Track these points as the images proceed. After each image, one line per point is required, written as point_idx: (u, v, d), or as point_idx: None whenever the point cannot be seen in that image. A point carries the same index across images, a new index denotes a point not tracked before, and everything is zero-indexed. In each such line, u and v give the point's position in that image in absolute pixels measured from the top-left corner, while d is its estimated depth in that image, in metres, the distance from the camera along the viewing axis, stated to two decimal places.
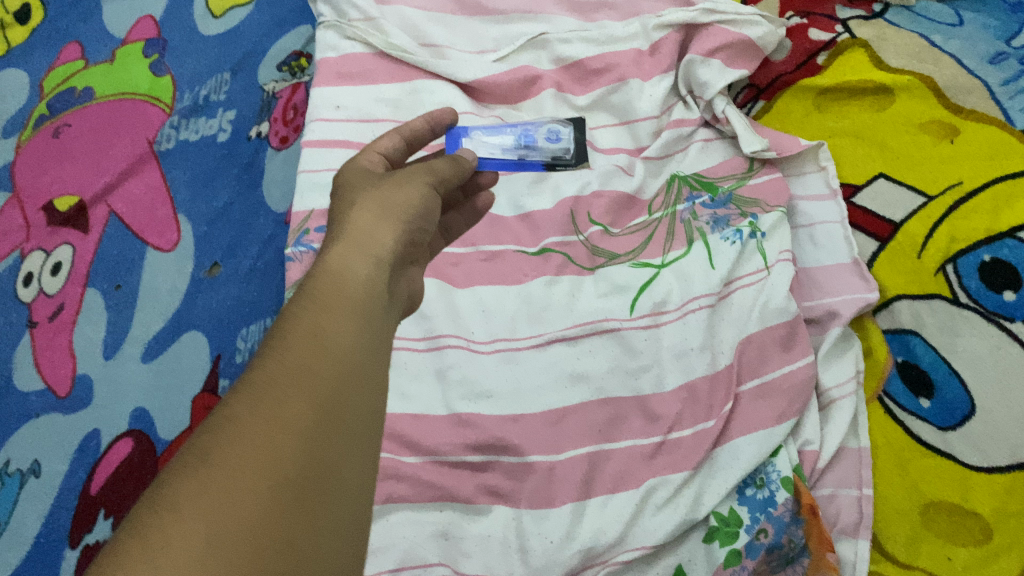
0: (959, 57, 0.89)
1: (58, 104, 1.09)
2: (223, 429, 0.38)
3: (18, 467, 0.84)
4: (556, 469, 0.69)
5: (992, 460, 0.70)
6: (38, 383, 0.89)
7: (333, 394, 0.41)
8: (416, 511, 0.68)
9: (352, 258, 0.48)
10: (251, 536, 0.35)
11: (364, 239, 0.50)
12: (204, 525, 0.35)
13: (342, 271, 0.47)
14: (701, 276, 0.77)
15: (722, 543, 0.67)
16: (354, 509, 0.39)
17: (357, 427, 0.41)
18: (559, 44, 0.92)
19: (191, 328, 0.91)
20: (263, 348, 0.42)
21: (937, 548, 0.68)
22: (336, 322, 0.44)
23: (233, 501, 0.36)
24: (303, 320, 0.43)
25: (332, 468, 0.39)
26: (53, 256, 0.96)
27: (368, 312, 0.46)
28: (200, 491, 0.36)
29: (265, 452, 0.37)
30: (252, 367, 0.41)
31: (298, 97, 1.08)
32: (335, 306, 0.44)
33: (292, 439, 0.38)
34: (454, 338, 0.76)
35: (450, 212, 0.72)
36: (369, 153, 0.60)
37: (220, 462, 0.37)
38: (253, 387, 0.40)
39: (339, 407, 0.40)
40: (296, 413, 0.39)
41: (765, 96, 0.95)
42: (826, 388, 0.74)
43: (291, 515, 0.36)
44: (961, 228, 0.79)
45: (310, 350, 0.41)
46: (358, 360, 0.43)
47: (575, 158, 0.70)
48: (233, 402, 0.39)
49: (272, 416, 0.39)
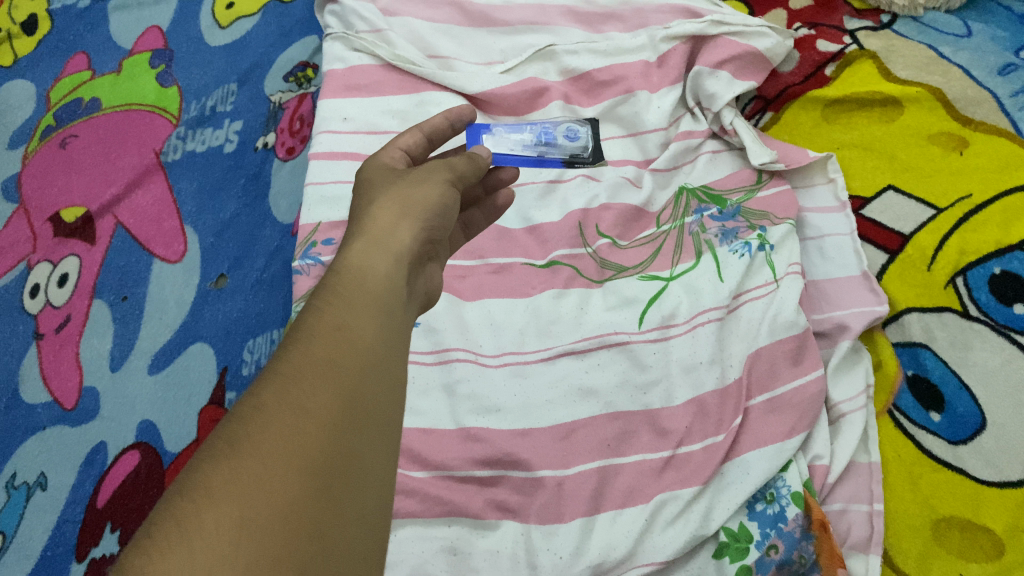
0: (968, 68, 0.90)
1: (65, 115, 1.10)
2: (252, 419, 0.38)
3: (24, 480, 0.85)
4: (565, 484, 0.69)
5: (1004, 475, 0.69)
6: (45, 396, 0.90)
7: (359, 384, 0.41)
8: (424, 526, 0.68)
9: (372, 255, 0.49)
10: (284, 519, 0.35)
11: (384, 238, 0.51)
12: (238, 509, 0.35)
13: (363, 269, 0.48)
14: (710, 289, 0.77)
15: (733, 559, 0.66)
16: (379, 500, 0.39)
17: (383, 418, 0.41)
18: (566, 56, 0.92)
19: (198, 340, 0.91)
20: (288, 340, 0.43)
21: (949, 564, 0.67)
22: (360, 316, 0.44)
23: (266, 485, 0.35)
24: (327, 313, 0.44)
25: (359, 457, 0.39)
26: (60, 268, 0.97)
27: (390, 307, 0.46)
28: (233, 476, 0.36)
29: (295, 439, 0.37)
30: (277, 360, 0.42)
31: (305, 108, 1.06)
32: (357, 301, 0.45)
33: (320, 428, 0.38)
34: (463, 352, 0.76)
35: (471, 208, 0.73)
36: (391, 150, 0.62)
37: (251, 449, 0.37)
38: (280, 379, 0.40)
39: (366, 397, 0.41)
40: (325, 400, 0.39)
41: (772, 108, 0.95)
42: (836, 402, 0.74)
43: (323, 501, 0.36)
44: (972, 240, 0.79)
45: (335, 344, 0.42)
46: (380, 354, 0.43)
47: (594, 156, 0.68)
48: (261, 392, 0.40)
49: (300, 405, 0.39)
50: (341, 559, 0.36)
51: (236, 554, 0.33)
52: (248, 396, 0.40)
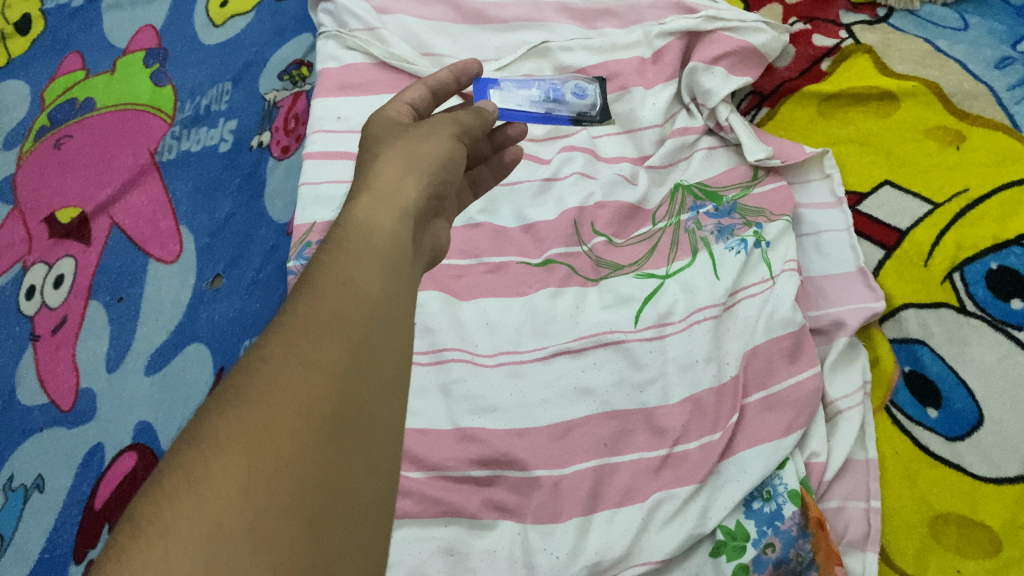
0: (965, 62, 0.90)
1: (59, 114, 1.10)
2: (259, 371, 0.39)
3: (21, 482, 0.85)
4: (562, 484, 0.69)
5: (1001, 470, 0.70)
6: (42, 398, 0.90)
7: (364, 331, 0.41)
8: (421, 526, 0.68)
9: (379, 213, 0.50)
10: (290, 466, 0.35)
11: (388, 195, 0.51)
12: (244, 458, 0.35)
13: (369, 226, 0.48)
14: (706, 286, 0.76)
15: (730, 557, 0.66)
16: (388, 449, 0.39)
17: (390, 363, 0.41)
18: (561, 53, 0.92)
19: (194, 341, 0.90)
20: (294, 295, 0.43)
21: (947, 561, 0.67)
22: (365, 270, 0.44)
23: (270, 433, 0.36)
24: (333, 267, 0.44)
25: (367, 406, 0.39)
26: (56, 269, 0.97)
27: (394, 261, 0.47)
28: (239, 425, 0.36)
29: (300, 390, 0.38)
30: (285, 315, 0.42)
31: (300, 106, 1.06)
32: (362, 256, 0.45)
33: (325, 379, 0.38)
34: (459, 351, 0.76)
35: (478, 167, 0.72)
36: (398, 104, 0.61)
37: (258, 399, 0.37)
38: (286, 333, 0.40)
39: (371, 342, 0.41)
40: (328, 348, 0.40)
41: (769, 103, 0.93)
42: (832, 399, 0.73)
43: (328, 445, 0.36)
44: (969, 235, 0.79)
45: (339, 297, 0.42)
46: (385, 307, 0.43)
47: (600, 115, 0.75)
48: (269, 346, 0.40)
49: (305, 356, 0.39)
50: (348, 507, 0.36)
51: (243, 501, 0.34)
52: (256, 349, 0.40)
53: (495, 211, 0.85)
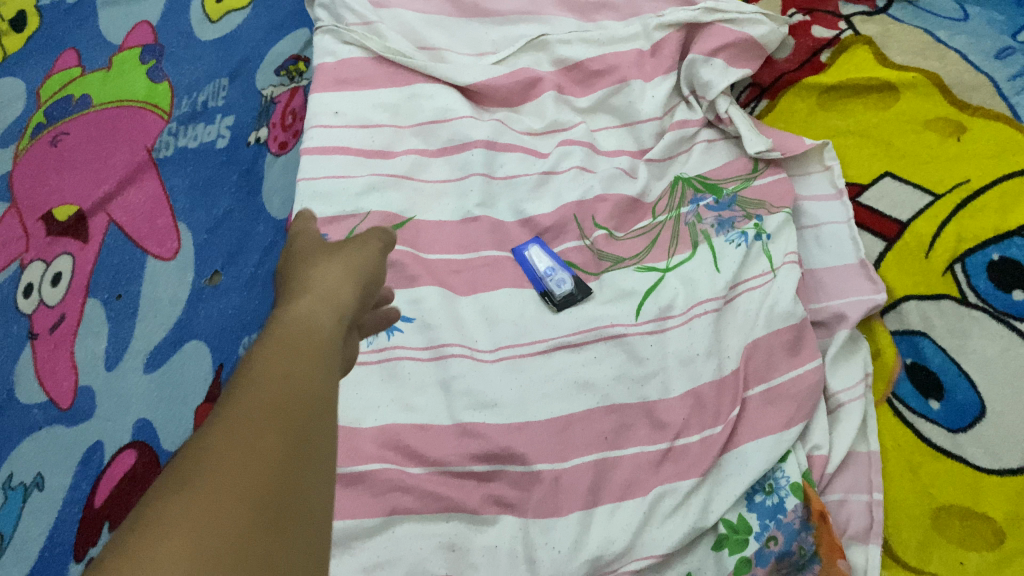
0: (965, 53, 0.89)
1: (55, 111, 1.02)
2: (201, 455, 0.35)
3: (20, 480, 0.79)
4: (562, 478, 0.68)
5: (1003, 463, 0.69)
6: (38, 396, 0.84)
7: (311, 416, 0.39)
8: (422, 522, 0.66)
9: (345, 281, 0.51)
10: (235, 556, 0.31)
11: (328, 296, 0.48)
12: (187, 542, 0.31)
13: (308, 321, 0.45)
14: (707, 280, 0.76)
15: (733, 551, 0.66)
16: (319, 546, 0.36)
17: (329, 455, 0.39)
18: (559, 46, 0.91)
19: (192, 338, 0.93)
20: (231, 380, 0.40)
21: (949, 553, 0.67)
22: (304, 356, 0.42)
23: (216, 507, 0.32)
24: (270, 351, 0.41)
25: (307, 498, 0.36)
26: (53, 266, 0.91)
27: (331, 347, 0.44)
28: (182, 508, 0.32)
29: (245, 472, 0.34)
30: (222, 399, 0.38)
31: (298, 101, 1.17)
32: (304, 341, 0.43)
33: (270, 463, 0.35)
34: (458, 347, 0.75)
35: None
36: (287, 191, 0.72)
37: (202, 482, 0.33)
38: (225, 417, 0.37)
39: (313, 428, 0.38)
40: (276, 426, 0.37)
41: (767, 95, 0.94)
42: (834, 392, 0.74)
43: (275, 527, 0.33)
44: (969, 226, 0.78)
45: (281, 379, 0.39)
46: (325, 393, 0.40)
47: None
48: (208, 430, 0.36)
49: (248, 439, 0.35)
50: None
51: None
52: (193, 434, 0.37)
53: (492, 206, 0.84)
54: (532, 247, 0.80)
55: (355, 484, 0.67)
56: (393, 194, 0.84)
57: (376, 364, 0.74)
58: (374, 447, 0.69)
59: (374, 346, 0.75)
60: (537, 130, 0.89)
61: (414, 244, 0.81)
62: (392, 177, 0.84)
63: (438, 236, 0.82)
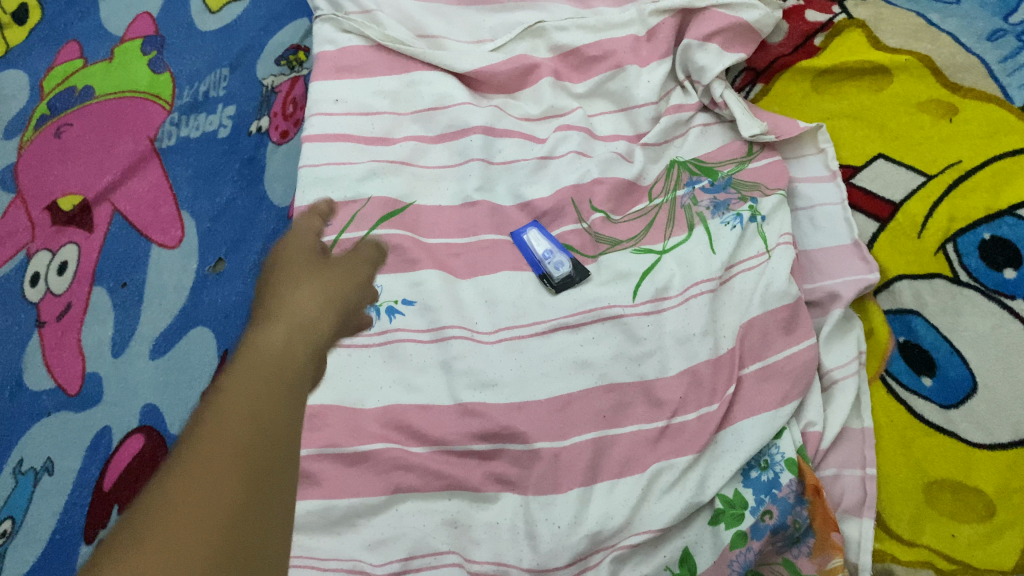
0: (957, 35, 0.89)
1: (59, 103, 1.10)
2: (155, 510, 0.36)
3: (31, 465, 0.85)
4: (562, 455, 0.70)
5: (995, 437, 0.70)
6: (49, 383, 0.90)
7: (271, 453, 0.41)
8: (425, 500, 0.69)
9: (309, 301, 0.56)
10: None
11: (300, 322, 0.53)
12: None
13: (266, 344, 0.48)
14: (703, 261, 0.77)
15: (729, 525, 0.68)
16: None
17: (288, 489, 0.41)
18: (557, 32, 0.92)
19: (198, 325, 0.92)
20: (191, 426, 0.42)
21: (941, 526, 0.69)
22: (260, 392, 0.43)
23: (170, 564, 0.34)
24: (230, 386, 0.44)
25: (259, 544, 0.37)
26: (59, 256, 0.97)
27: (297, 371, 0.47)
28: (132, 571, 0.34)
29: (196, 529, 0.36)
30: (182, 448, 0.40)
31: (298, 91, 1.09)
32: (263, 369, 0.46)
33: (221, 518, 0.36)
34: (459, 329, 0.76)
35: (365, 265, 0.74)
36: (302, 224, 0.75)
37: (155, 540, 0.35)
38: (183, 467, 0.38)
39: (269, 475, 0.40)
40: (237, 469, 0.39)
41: (762, 79, 0.95)
42: (828, 369, 0.75)
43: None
44: (962, 207, 0.79)
45: (239, 427, 0.40)
46: (279, 429, 0.42)
47: None
48: (166, 481, 0.38)
49: (201, 494, 0.37)
50: None
51: None
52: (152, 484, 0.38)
53: (491, 189, 0.85)
54: (531, 231, 0.81)
55: (358, 463, 0.70)
56: (394, 179, 0.85)
57: (379, 346, 0.76)
58: (377, 426, 0.71)
59: (377, 329, 0.76)
60: (535, 116, 0.90)
61: (414, 229, 0.82)
62: (391, 163, 0.86)
63: (438, 220, 0.83)
